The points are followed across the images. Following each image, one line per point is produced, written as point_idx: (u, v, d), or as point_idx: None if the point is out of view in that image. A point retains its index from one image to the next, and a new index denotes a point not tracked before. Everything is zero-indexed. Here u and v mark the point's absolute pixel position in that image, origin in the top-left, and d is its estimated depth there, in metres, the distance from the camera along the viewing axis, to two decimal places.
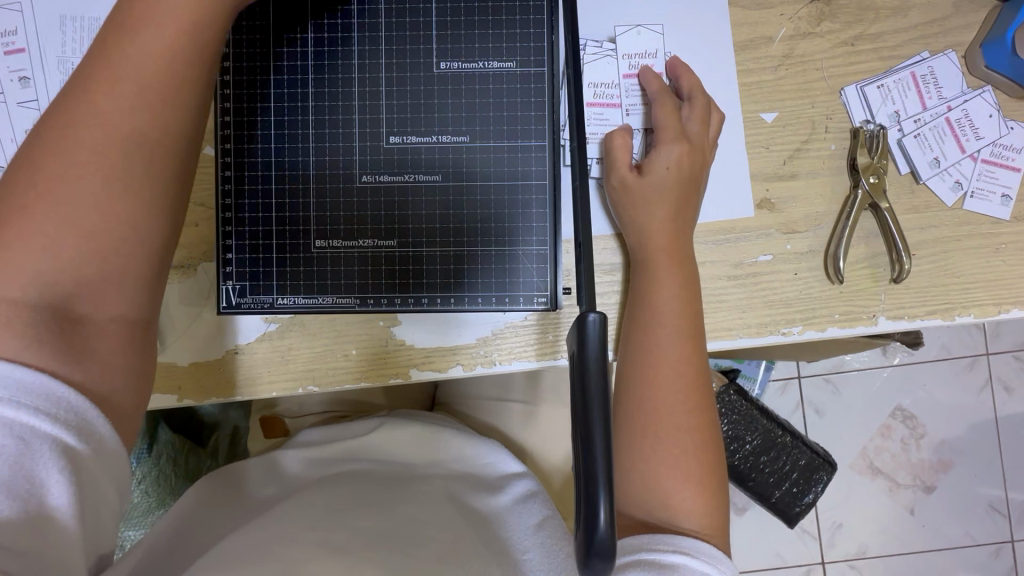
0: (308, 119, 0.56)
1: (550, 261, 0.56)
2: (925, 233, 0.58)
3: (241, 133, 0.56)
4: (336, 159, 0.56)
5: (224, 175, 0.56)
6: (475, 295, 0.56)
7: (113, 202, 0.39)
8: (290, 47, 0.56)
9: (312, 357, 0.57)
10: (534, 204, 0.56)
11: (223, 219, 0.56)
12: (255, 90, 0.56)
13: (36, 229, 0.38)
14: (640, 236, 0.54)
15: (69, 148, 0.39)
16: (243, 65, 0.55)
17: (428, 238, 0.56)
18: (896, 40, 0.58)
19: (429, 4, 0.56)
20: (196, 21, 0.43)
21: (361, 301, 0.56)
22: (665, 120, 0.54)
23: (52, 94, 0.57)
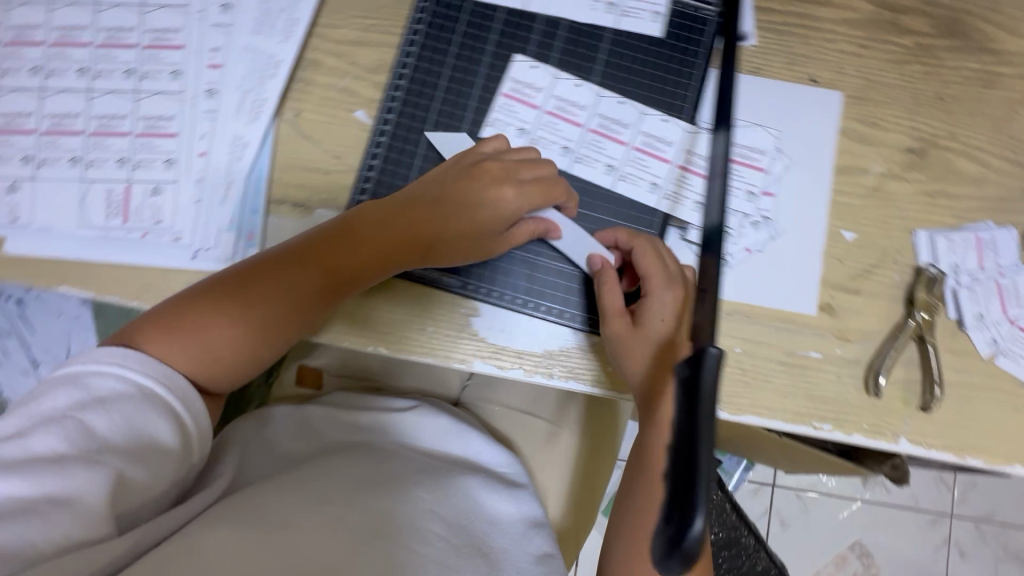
0: (468, 116, 0.61)
1: (640, 299, 0.60)
2: (957, 375, 0.64)
3: (404, 110, 0.62)
4: (476, 159, 0.60)
5: (377, 141, 0.63)
6: (565, 311, 0.60)
7: (240, 349, 0.56)
8: (472, 44, 0.61)
9: (391, 321, 0.60)
10: (641, 247, 0.60)
11: (364, 177, 0.63)
12: (429, 76, 0.62)
13: (191, 339, 0.54)
14: (643, 390, 0.55)
15: (251, 300, 0.55)
16: (424, 53, 0.62)
17: (540, 247, 0.61)
18: (970, 204, 0.67)
19: (602, 42, 0.61)
20: (366, 266, 0.57)
21: (463, 285, 0.61)
22: (648, 267, 0.55)
23: (245, 25, 0.63)
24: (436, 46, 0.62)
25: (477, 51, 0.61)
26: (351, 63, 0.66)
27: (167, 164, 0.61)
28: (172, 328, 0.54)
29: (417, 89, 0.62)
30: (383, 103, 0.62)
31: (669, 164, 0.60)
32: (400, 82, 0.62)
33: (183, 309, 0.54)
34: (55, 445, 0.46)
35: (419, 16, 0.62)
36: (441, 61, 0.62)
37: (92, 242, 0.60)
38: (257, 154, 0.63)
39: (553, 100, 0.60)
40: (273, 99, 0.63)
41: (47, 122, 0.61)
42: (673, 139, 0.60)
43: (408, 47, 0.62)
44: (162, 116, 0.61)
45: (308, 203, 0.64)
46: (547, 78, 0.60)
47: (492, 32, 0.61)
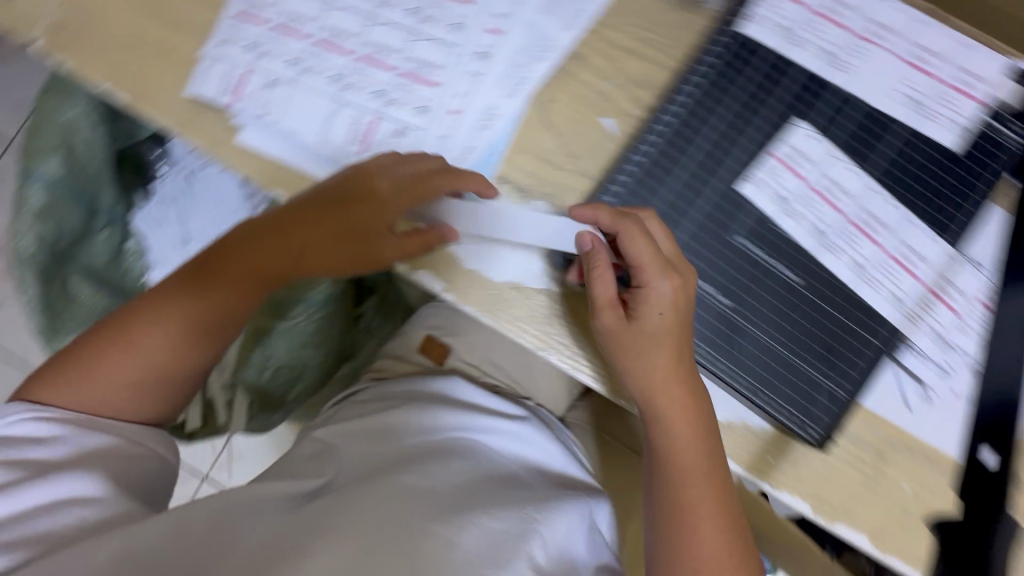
0: (734, 163, 0.57)
1: (841, 407, 0.56)
2: None
3: (670, 134, 0.58)
4: (725, 209, 0.57)
5: (632, 156, 0.58)
6: (761, 392, 0.56)
7: (179, 360, 0.60)
8: (761, 94, 0.58)
9: (574, 335, 0.59)
10: (859, 355, 0.56)
11: (609, 189, 0.58)
12: (707, 109, 0.58)
13: (120, 356, 0.58)
14: (639, 395, 0.56)
15: (170, 307, 0.60)
16: (711, 85, 0.58)
17: (758, 318, 0.57)
18: None
19: (894, 137, 0.57)
20: (291, 254, 0.60)
21: (668, 329, 0.57)
22: (641, 258, 0.54)
23: (535, 1, 0.62)
24: (723, 84, 0.58)
25: (763, 104, 0.58)
26: (617, 68, 0.64)
27: (419, 111, 0.61)
28: (107, 337, 0.59)
29: (691, 120, 0.58)
30: (653, 122, 0.58)
31: (919, 283, 0.57)
32: (677, 106, 0.58)
33: (117, 328, 0.59)
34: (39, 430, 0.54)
35: (717, 46, 0.59)
36: (724, 100, 0.58)
37: (324, 161, 0.60)
38: (503, 129, 0.61)
39: (824, 179, 0.57)
40: (536, 81, 0.62)
41: (323, 33, 0.62)
42: (931, 258, 0.57)
43: (694, 74, 0.59)
44: (431, 63, 0.61)
45: (530, 191, 0.62)
46: (824, 154, 0.57)
47: (784, 90, 0.58)
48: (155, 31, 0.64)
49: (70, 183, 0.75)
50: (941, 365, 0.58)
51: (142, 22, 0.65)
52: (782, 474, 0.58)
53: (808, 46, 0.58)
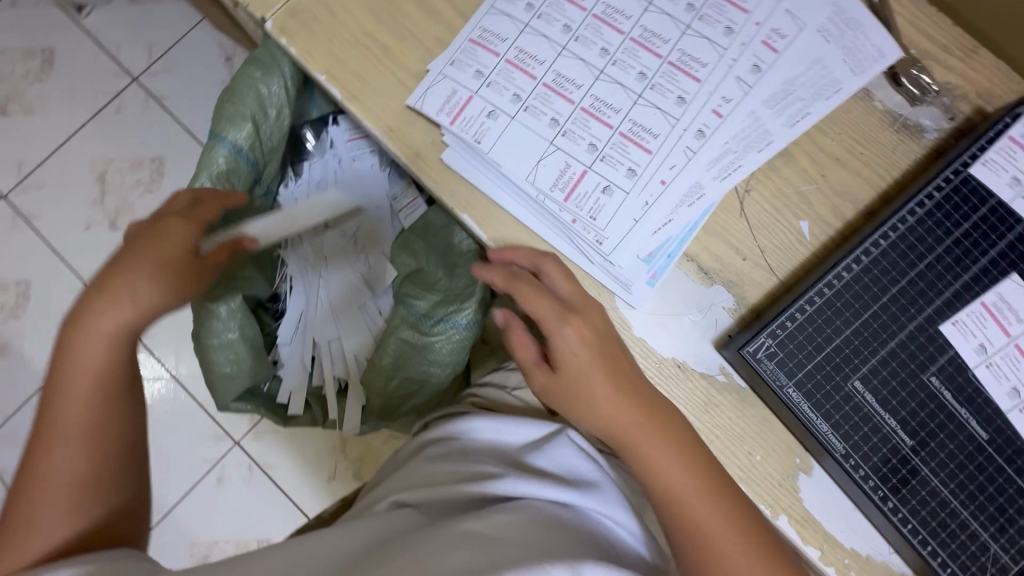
0: (939, 301, 0.56)
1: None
2: None
3: (879, 257, 0.57)
4: (922, 346, 0.56)
5: (837, 270, 0.57)
6: (927, 540, 0.54)
7: (104, 440, 0.57)
8: (978, 238, 0.57)
9: (727, 429, 0.60)
10: None
11: (807, 296, 0.57)
12: (921, 242, 0.57)
13: (52, 452, 0.55)
14: (603, 429, 0.56)
15: (66, 394, 0.55)
16: (929, 218, 0.57)
17: (937, 463, 0.55)
18: None
19: None
20: (159, 305, 0.58)
21: (843, 453, 0.56)
22: (533, 306, 0.56)
23: (761, 92, 0.62)
24: (941, 220, 0.57)
25: (978, 250, 0.57)
26: (822, 173, 0.64)
27: (628, 172, 0.61)
28: (47, 415, 0.55)
29: (902, 248, 0.57)
30: (864, 240, 0.58)
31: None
32: (891, 231, 0.58)
33: (51, 400, 0.56)
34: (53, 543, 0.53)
35: (944, 180, 0.58)
36: (938, 237, 0.57)
37: (524, 201, 0.62)
38: (704, 209, 0.62)
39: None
40: (746, 169, 0.62)
41: (549, 77, 0.62)
42: None
43: (916, 202, 0.58)
44: (647, 130, 0.61)
45: (712, 274, 0.62)
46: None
47: (1003, 241, 0.57)
48: (381, 36, 0.66)
49: (250, 154, 0.77)
50: None
51: (369, 23, 0.66)
52: None
53: None
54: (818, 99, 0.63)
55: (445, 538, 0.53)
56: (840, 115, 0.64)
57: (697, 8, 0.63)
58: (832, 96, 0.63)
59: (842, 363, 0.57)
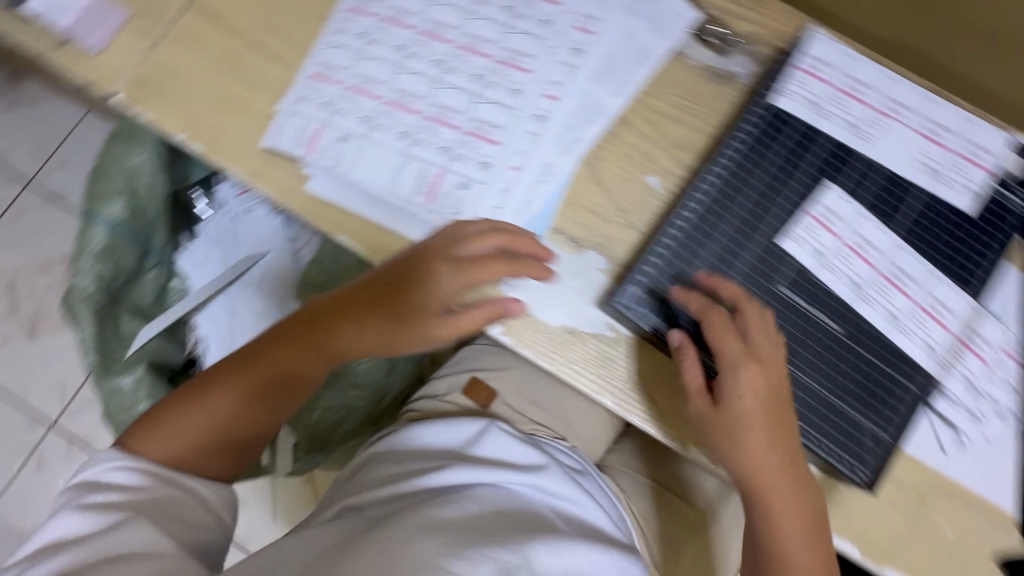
0: (771, 220, 0.63)
1: (889, 451, 0.58)
2: None
3: (712, 192, 0.64)
4: (766, 262, 0.62)
5: (679, 211, 0.64)
6: (810, 434, 0.59)
7: (248, 401, 0.67)
8: (793, 158, 0.64)
9: (625, 379, 0.64)
10: (902, 401, 0.59)
11: (660, 240, 0.63)
12: (744, 172, 0.64)
13: (216, 396, 0.66)
14: (745, 476, 0.61)
15: (228, 372, 0.67)
16: (747, 150, 0.64)
17: (803, 363, 0.60)
18: None
19: (915, 200, 0.63)
20: (318, 362, 0.66)
21: (720, 373, 0.61)
22: (722, 345, 0.59)
23: (586, 71, 0.69)
24: (758, 150, 0.64)
25: (795, 168, 0.64)
26: (658, 131, 0.70)
27: (482, 165, 0.65)
28: (230, 376, 0.67)
29: (732, 179, 0.64)
30: (698, 180, 0.64)
31: (949, 334, 0.61)
32: (720, 167, 0.64)
33: (240, 363, 0.67)
34: (131, 477, 0.62)
35: (752, 117, 0.65)
36: (759, 164, 0.64)
37: (394, 211, 0.65)
38: (558, 185, 0.67)
39: (855, 235, 0.62)
40: (587, 142, 0.68)
41: (392, 94, 0.67)
42: (958, 310, 0.61)
43: (732, 139, 0.65)
44: (491, 124, 0.66)
45: (582, 241, 0.67)
46: (854, 213, 0.63)
47: (813, 158, 0.64)
48: (231, 88, 0.69)
49: (130, 224, 0.80)
50: (975, 409, 0.61)
51: (217, 79, 0.69)
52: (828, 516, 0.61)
53: (833, 117, 0.64)
54: (637, 67, 0.70)
55: (403, 532, 0.57)
56: (661, 76, 0.71)
57: (514, 9, 0.69)
58: (648, 63, 0.70)
59: (705, 292, 0.61)
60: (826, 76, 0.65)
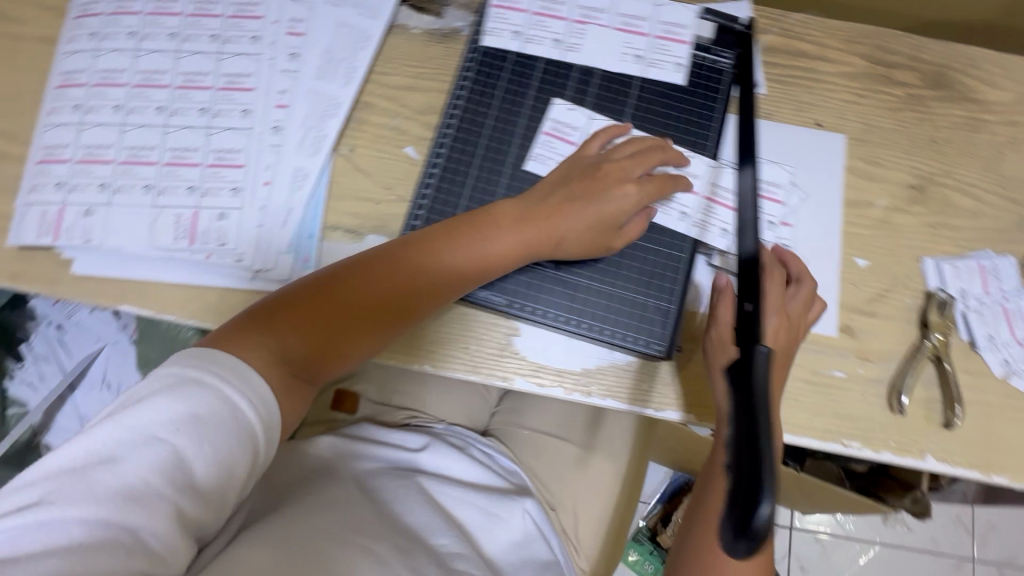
0: (512, 150, 0.68)
1: (673, 318, 0.64)
2: (976, 394, 0.67)
3: (453, 144, 0.68)
4: (519, 190, 0.67)
5: (430, 172, 0.68)
6: (602, 326, 0.64)
7: (282, 365, 0.56)
8: (515, 87, 0.68)
9: (436, 341, 0.67)
10: (671, 270, 0.65)
11: (417, 205, 0.68)
12: (476, 114, 0.68)
13: (254, 345, 0.55)
14: (740, 403, 0.60)
15: (274, 335, 0.57)
16: (473, 94, 0.68)
17: (577, 268, 0.66)
18: (970, 235, 0.72)
19: (632, 89, 0.69)
20: (320, 343, 0.59)
21: (507, 303, 0.66)
22: (770, 292, 0.62)
23: (309, 71, 0.70)
24: (483, 89, 0.68)
25: (520, 95, 0.68)
26: (401, 104, 0.73)
27: (233, 192, 0.66)
28: (312, 308, 0.59)
29: (467, 125, 0.68)
30: (437, 137, 0.68)
31: (697, 196, 0.66)
32: (452, 119, 0.68)
33: (342, 291, 0.60)
34: (207, 404, 0.49)
35: (470, 61, 0.69)
36: (487, 103, 0.68)
37: (163, 264, 0.65)
38: (316, 184, 0.68)
39: (589, 138, 0.67)
40: (332, 136, 0.70)
41: (124, 153, 0.66)
42: (699, 171, 0.67)
43: (458, 88, 0.69)
44: (231, 150, 0.67)
45: (360, 229, 0.69)
46: (583, 119, 0.68)
47: (535, 79, 0.68)
48: None
49: None
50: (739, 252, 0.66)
51: None
52: (655, 395, 0.66)
53: (540, 40, 0.69)
54: (358, 52, 0.72)
55: (303, 508, 0.61)
56: (388, 53, 0.74)
57: (221, 35, 0.70)
58: (368, 44, 0.72)
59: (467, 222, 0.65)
60: (522, 5, 0.69)
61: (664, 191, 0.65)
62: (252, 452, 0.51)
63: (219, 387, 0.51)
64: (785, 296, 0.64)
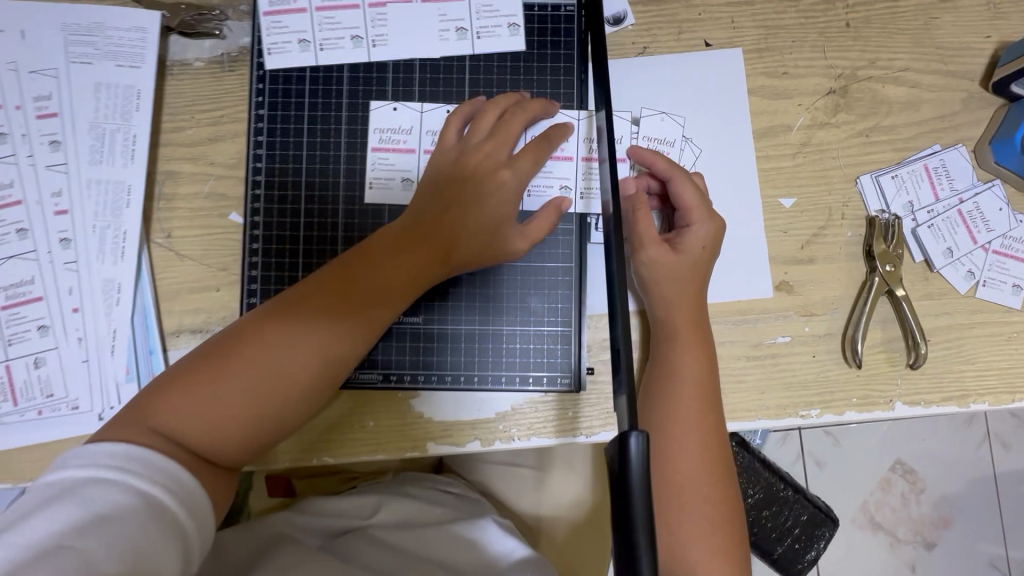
0: (339, 183, 0.59)
1: (574, 341, 0.58)
2: (940, 320, 0.59)
3: (270, 205, 0.59)
4: (364, 223, 0.59)
5: (252, 248, 0.58)
6: (498, 374, 0.57)
7: (211, 424, 0.44)
8: (324, 109, 0.59)
9: (327, 429, 0.57)
10: (560, 285, 0.58)
11: (249, 276, 0.58)
12: (287, 163, 0.59)
13: (178, 399, 0.44)
14: (667, 309, 0.54)
15: (208, 386, 0.45)
16: (275, 136, 0.59)
17: (454, 316, 0.58)
18: (910, 132, 0.60)
19: (463, 60, 0.60)
20: (261, 399, 0.45)
21: (384, 378, 0.57)
22: (687, 197, 0.56)
23: (80, 158, 0.57)
24: (287, 121, 0.59)
25: (332, 117, 0.59)
26: (209, 163, 0.60)
27: (41, 331, 0.56)
28: (202, 386, 0.45)
29: (281, 170, 0.59)
30: (248, 193, 0.59)
31: (573, 161, 0.59)
32: (260, 168, 0.59)
33: (237, 356, 0.46)
34: (116, 499, 0.39)
35: (258, 94, 0.60)
36: (295, 138, 0.59)
37: None
38: (135, 292, 0.57)
39: (428, 135, 0.59)
40: (134, 228, 0.57)
41: None
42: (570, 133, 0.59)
43: (257, 133, 0.59)
44: (22, 281, 0.56)
45: (207, 326, 0.59)
46: (412, 117, 0.60)
47: (341, 93, 0.59)
48: None
49: None
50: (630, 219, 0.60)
51: None
52: (584, 419, 0.57)
53: (336, 43, 0.59)
54: (132, 115, 0.58)
55: None
56: (175, 105, 0.60)
57: None
58: (140, 103, 0.58)
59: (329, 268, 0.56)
60: (299, 3, 0.59)
61: (540, 162, 0.55)
62: (183, 545, 0.40)
63: (121, 478, 0.40)
64: (702, 191, 0.57)
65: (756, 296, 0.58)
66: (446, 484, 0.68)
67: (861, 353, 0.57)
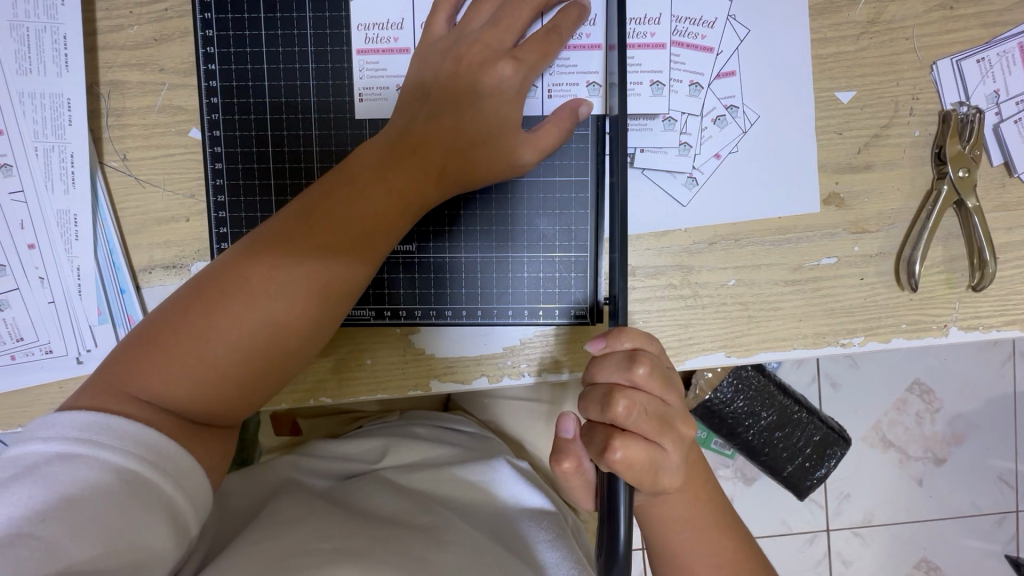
0: (309, 84, 0.51)
1: (590, 269, 0.51)
2: (1013, 235, 0.51)
3: (231, 117, 0.51)
4: (341, 135, 0.51)
5: (215, 168, 0.51)
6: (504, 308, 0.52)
7: (196, 379, 0.39)
8: None
9: (325, 368, 0.52)
10: (573, 204, 0.51)
11: (215, 203, 0.51)
12: (245, 65, 0.51)
13: (151, 360, 0.39)
14: None
15: (183, 339, 0.39)
16: (228, 32, 0.51)
17: (452, 243, 0.52)
18: (1002, 3, 0.50)
19: None
20: (249, 347, 0.40)
21: (378, 314, 0.52)
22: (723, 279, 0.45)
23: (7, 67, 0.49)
24: (241, 11, 0.51)
25: (295, 3, 0.51)
26: (159, 70, 0.51)
27: None
28: (174, 343, 0.39)
29: (238, 72, 0.51)
30: (202, 103, 0.51)
31: (596, 51, 0.49)
32: (213, 71, 0.51)
33: (210, 307, 0.40)
34: (87, 475, 0.35)
35: None
36: (253, 33, 0.51)
37: None
38: (93, 225, 0.50)
39: (421, 29, 0.50)
40: (82, 150, 0.50)
41: None
42: (595, 15, 0.49)
43: (205, 28, 0.51)
44: None
45: (180, 260, 0.52)
46: (402, 7, 0.50)
47: None
48: None
49: None
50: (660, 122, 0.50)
51: None
52: None
53: None
54: (57, 11, 0.49)
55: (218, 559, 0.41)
56: None
57: None
58: None
59: None
60: None
61: (548, 57, 0.46)
62: (171, 516, 0.36)
63: (92, 453, 0.35)
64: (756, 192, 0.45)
65: (800, 211, 0.50)
66: (454, 423, 0.65)
67: (919, 274, 0.50)
